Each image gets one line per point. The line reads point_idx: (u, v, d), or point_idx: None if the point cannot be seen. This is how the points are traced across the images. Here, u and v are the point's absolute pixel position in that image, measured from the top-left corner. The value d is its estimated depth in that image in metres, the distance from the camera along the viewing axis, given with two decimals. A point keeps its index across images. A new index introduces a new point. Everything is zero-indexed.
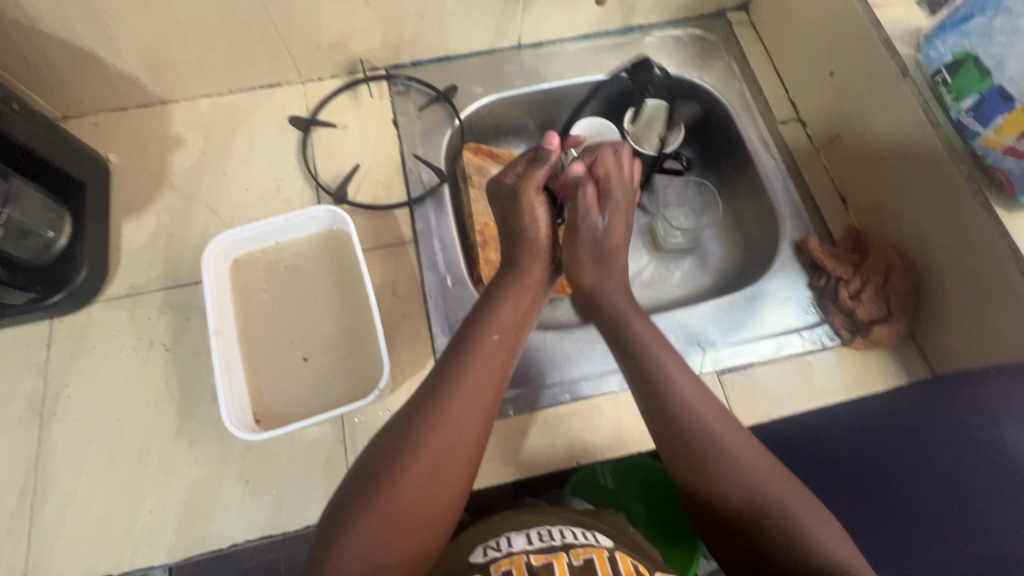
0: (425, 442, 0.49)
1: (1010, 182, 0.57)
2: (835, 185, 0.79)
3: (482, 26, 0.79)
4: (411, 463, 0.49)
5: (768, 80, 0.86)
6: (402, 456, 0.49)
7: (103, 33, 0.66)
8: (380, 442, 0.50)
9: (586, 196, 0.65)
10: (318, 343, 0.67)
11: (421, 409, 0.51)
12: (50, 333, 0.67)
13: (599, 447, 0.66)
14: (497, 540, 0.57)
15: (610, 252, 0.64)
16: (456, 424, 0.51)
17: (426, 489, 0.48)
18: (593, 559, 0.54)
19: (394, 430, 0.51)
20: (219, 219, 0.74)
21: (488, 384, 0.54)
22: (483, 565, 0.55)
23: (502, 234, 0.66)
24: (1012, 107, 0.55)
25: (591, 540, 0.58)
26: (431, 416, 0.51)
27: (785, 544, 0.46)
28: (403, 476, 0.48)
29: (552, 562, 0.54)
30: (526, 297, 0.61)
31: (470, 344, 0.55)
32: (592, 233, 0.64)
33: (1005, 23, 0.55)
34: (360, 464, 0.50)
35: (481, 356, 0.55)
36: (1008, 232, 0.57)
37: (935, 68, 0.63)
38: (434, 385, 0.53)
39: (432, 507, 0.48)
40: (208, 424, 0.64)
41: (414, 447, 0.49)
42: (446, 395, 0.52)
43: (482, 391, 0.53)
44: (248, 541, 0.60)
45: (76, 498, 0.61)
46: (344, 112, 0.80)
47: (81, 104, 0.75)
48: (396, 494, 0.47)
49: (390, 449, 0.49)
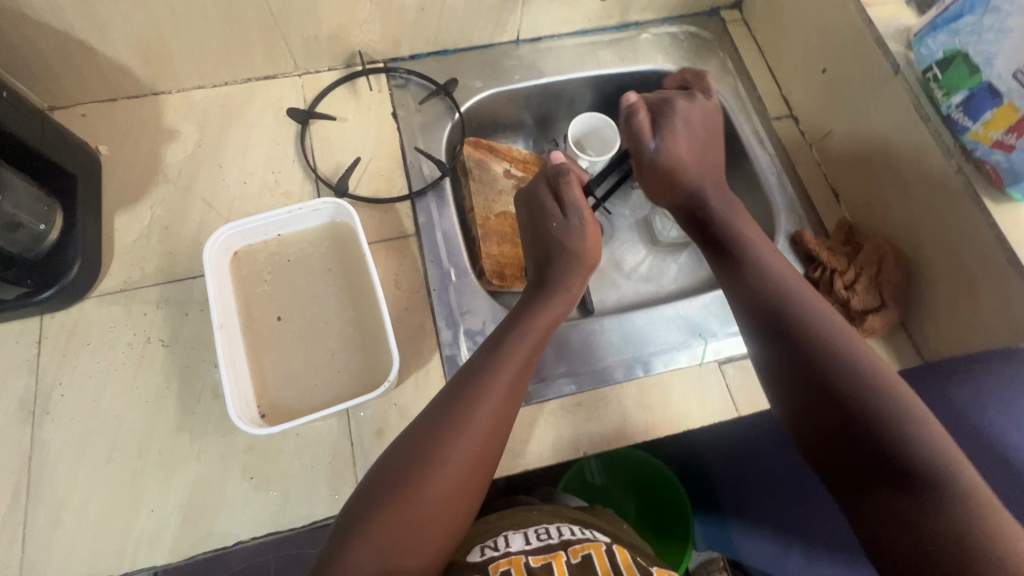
0: (449, 452, 0.49)
1: (999, 174, 0.60)
2: (829, 180, 0.81)
3: (482, 19, 0.79)
4: (431, 473, 0.48)
5: (761, 78, 0.87)
6: (424, 464, 0.49)
7: (96, 22, 0.64)
8: (402, 448, 0.50)
9: (642, 120, 0.64)
10: (323, 338, 0.66)
11: (444, 420, 0.51)
12: (41, 329, 0.65)
13: (605, 437, 0.67)
14: (493, 540, 0.58)
15: (684, 171, 0.63)
16: (479, 439, 0.51)
17: (447, 498, 0.49)
18: (591, 557, 0.55)
19: (416, 436, 0.51)
20: (216, 212, 0.72)
21: (513, 395, 0.54)
22: (481, 564, 0.55)
23: (541, 251, 0.65)
24: (1000, 103, 0.58)
25: (589, 536, 0.59)
26: (457, 424, 0.50)
27: (881, 418, 0.47)
28: (424, 484, 0.48)
29: (550, 560, 0.54)
30: (563, 312, 0.61)
31: (497, 352, 0.55)
32: (647, 159, 0.64)
33: (994, 21, 0.56)
34: (379, 466, 0.50)
35: (509, 366, 0.54)
36: (996, 223, 0.60)
37: (926, 66, 0.65)
38: (457, 391, 0.53)
39: (450, 515, 0.49)
40: (210, 421, 0.63)
41: (435, 457, 0.49)
42: (472, 404, 0.51)
43: (506, 403, 0.53)
44: (253, 538, 0.59)
45: (73, 498, 0.59)
46: (343, 104, 0.79)
47: (69, 94, 0.73)
48: (415, 504, 0.47)
49: (410, 457, 0.49)
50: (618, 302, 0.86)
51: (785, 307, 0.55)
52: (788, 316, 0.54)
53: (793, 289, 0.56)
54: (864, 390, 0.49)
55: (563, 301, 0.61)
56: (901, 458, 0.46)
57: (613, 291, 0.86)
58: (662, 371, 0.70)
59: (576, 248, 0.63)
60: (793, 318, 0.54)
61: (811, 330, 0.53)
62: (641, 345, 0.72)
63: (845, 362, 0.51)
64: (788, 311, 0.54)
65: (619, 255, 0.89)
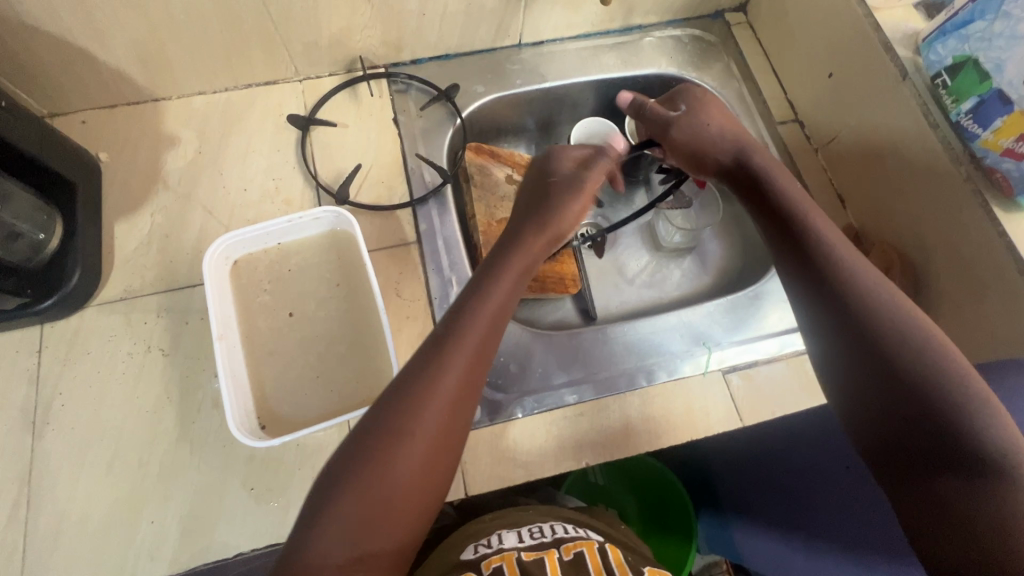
0: (417, 422, 0.47)
1: (1009, 183, 0.58)
2: (835, 185, 0.80)
3: (484, 23, 0.78)
4: (399, 447, 0.46)
5: (767, 82, 0.87)
6: (390, 438, 0.46)
7: (94, 29, 0.64)
8: (367, 424, 0.48)
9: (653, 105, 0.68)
10: (324, 348, 0.66)
11: (410, 389, 0.48)
12: (41, 338, 0.64)
13: (609, 448, 0.66)
14: (487, 538, 0.58)
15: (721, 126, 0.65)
16: (448, 408, 0.48)
17: (418, 473, 0.47)
18: (584, 553, 0.55)
19: (379, 412, 0.48)
20: (216, 220, 0.72)
21: (482, 358, 0.51)
22: (473, 561, 0.55)
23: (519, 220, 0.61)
24: (1011, 110, 0.56)
25: (582, 534, 0.59)
26: (426, 390, 0.48)
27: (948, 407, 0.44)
28: (391, 462, 0.46)
29: (542, 557, 0.54)
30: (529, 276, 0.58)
31: (462, 319, 0.52)
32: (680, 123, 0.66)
33: (1005, 27, 0.56)
34: (344, 446, 0.48)
35: (477, 329, 0.51)
36: (1006, 232, 0.59)
37: (934, 72, 0.64)
38: (423, 361, 0.50)
39: (423, 488, 0.47)
40: (211, 431, 0.62)
41: (402, 431, 0.47)
42: (439, 373, 0.49)
43: (474, 368, 0.50)
44: (254, 549, 0.59)
45: (73, 508, 0.59)
46: (344, 110, 0.78)
47: (69, 101, 0.73)
48: (384, 480, 0.45)
49: (375, 433, 0.47)
50: (621, 308, 0.85)
51: (835, 284, 0.51)
52: (841, 283, 0.51)
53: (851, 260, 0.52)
54: (935, 382, 0.45)
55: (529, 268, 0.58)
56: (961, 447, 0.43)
57: (616, 296, 0.86)
58: (666, 381, 0.69)
59: (541, 215, 0.60)
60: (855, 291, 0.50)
61: (872, 300, 0.49)
62: (644, 354, 0.71)
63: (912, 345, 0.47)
64: (850, 283, 0.50)
65: (622, 261, 0.88)
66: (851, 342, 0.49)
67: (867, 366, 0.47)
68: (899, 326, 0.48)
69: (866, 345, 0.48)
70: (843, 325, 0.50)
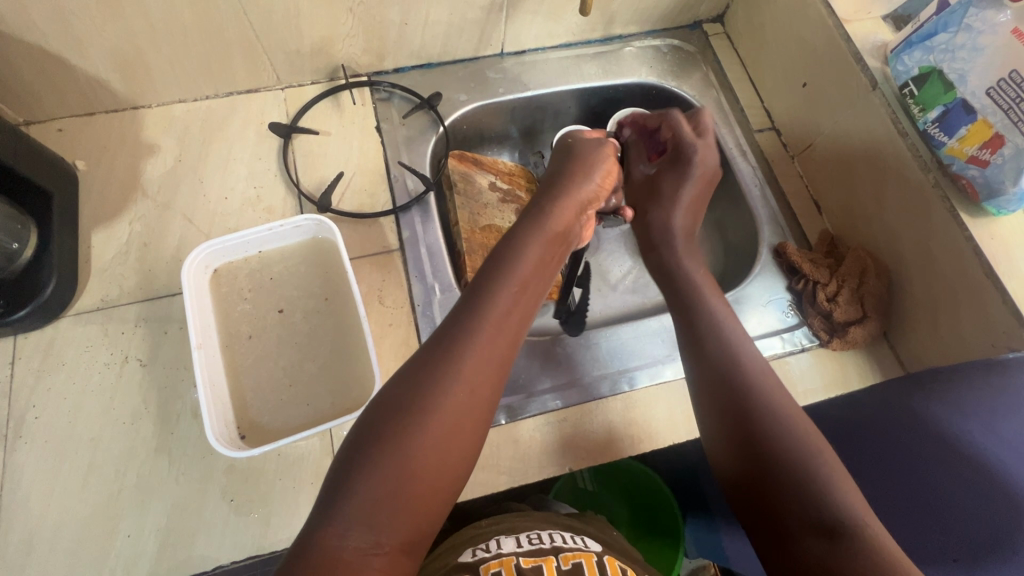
0: (436, 400, 0.46)
1: (974, 189, 0.61)
2: (810, 191, 0.82)
3: (466, 32, 0.79)
4: (418, 424, 0.45)
5: (744, 90, 0.88)
6: (413, 415, 0.46)
7: (72, 37, 0.63)
8: (385, 402, 0.47)
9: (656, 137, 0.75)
10: (306, 357, 0.66)
11: (430, 367, 0.48)
12: (14, 350, 0.63)
13: (592, 452, 0.66)
14: (486, 542, 0.58)
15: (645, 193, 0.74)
16: (467, 388, 0.48)
17: (435, 454, 0.45)
18: (582, 563, 0.55)
19: (398, 388, 0.47)
20: (196, 227, 0.71)
21: (503, 339, 0.51)
22: (471, 565, 0.55)
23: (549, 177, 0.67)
24: (975, 119, 0.59)
25: (580, 545, 0.59)
26: (449, 368, 0.48)
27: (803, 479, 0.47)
28: (410, 440, 0.45)
29: (541, 564, 0.54)
30: (545, 256, 0.57)
31: (483, 300, 0.52)
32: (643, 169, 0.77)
33: (967, 39, 0.59)
34: (361, 424, 0.47)
35: (498, 308, 0.52)
36: (973, 236, 0.61)
37: (902, 82, 0.66)
38: (443, 339, 0.49)
39: (439, 473, 0.46)
40: (189, 441, 0.62)
41: (420, 408, 0.46)
42: (458, 351, 0.49)
43: (496, 348, 0.50)
44: (233, 561, 0.58)
45: (46, 524, 0.58)
46: (326, 119, 0.78)
47: (45, 109, 0.72)
48: (401, 460, 0.44)
49: (394, 410, 0.46)
50: (604, 313, 0.86)
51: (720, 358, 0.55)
52: (732, 357, 0.55)
53: (740, 339, 0.57)
54: (799, 455, 0.48)
55: (544, 246, 0.57)
56: (825, 518, 0.44)
57: (599, 301, 0.86)
58: (648, 385, 0.70)
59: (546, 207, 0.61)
60: (734, 365, 0.55)
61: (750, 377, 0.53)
62: (627, 358, 0.72)
63: (783, 421, 0.50)
64: (734, 360, 0.55)
65: (605, 266, 0.89)
66: (718, 405, 0.53)
67: (726, 410, 0.52)
68: (777, 403, 0.52)
69: (728, 404, 0.53)
70: (720, 392, 0.54)
